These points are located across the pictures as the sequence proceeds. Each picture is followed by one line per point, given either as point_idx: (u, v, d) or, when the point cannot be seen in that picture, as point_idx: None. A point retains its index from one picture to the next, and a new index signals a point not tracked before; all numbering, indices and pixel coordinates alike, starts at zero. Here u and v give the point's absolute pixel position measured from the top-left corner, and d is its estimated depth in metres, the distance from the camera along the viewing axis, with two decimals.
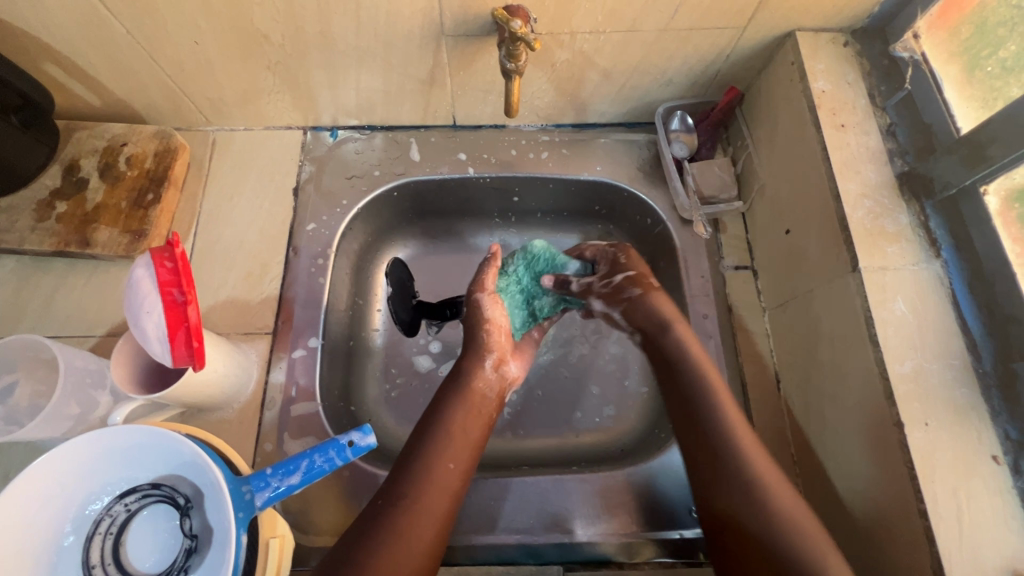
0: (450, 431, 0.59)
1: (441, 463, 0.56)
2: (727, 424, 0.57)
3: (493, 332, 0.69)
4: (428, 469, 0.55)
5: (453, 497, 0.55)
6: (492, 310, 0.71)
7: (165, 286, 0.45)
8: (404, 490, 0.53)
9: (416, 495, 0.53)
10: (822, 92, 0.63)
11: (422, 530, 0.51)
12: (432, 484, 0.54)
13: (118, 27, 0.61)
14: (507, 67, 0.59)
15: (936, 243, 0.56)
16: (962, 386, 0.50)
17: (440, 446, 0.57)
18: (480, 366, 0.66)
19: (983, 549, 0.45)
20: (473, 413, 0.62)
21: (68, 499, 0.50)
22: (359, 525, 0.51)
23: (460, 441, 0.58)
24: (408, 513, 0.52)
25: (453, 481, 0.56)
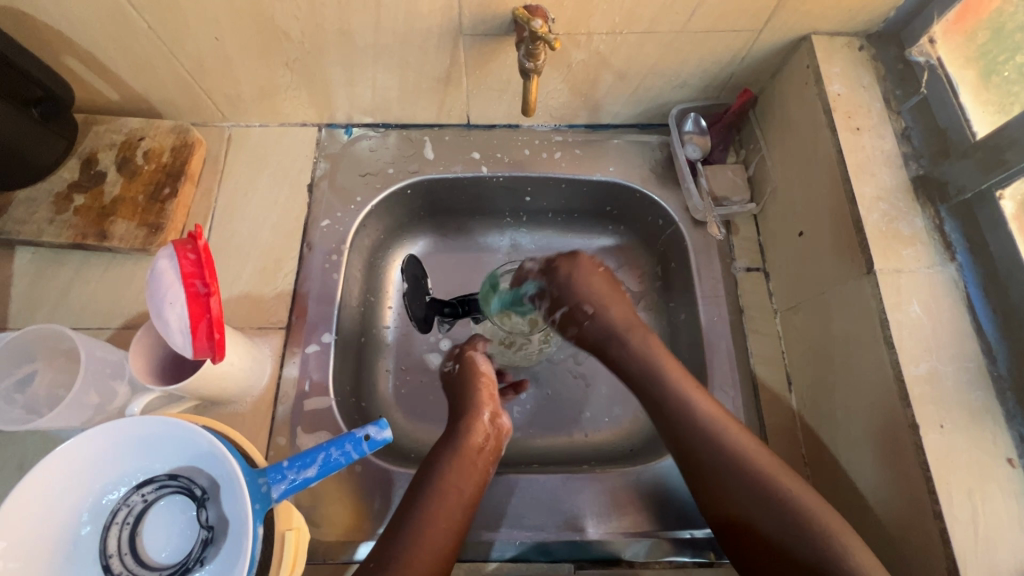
0: (448, 482, 0.60)
1: (438, 512, 0.58)
2: (723, 440, 0.59)
3: (484, 388, 0.70)
4: (429, 517, 0.57)
5: (452, 545, 0.57)
6: (473, 366, 0.72)
7: (188, 277, 0.45)
8: (409, 531, 0.56)
9: (419, 538, 0.56)
10: (838, 95, 0.64)
11: (425, 573, 0.54)
12: (433, 528, 0.57)
13: (140, 22, 0.61)
14: (527, 66, 0.59)
15: (950, 247, 0.56)
16: (976, 389, 0.51)
17: (440, 494, 0.59)
18: (478, 419, 0.66)
19: (997, 551, 0.45)
20: (471, 463, 0.62)
21: (86, 489, 0.51)
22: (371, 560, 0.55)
23: (457, 492, 0.60)
24: (415, 554, 0.55)
25: (452, 529, 0.58)
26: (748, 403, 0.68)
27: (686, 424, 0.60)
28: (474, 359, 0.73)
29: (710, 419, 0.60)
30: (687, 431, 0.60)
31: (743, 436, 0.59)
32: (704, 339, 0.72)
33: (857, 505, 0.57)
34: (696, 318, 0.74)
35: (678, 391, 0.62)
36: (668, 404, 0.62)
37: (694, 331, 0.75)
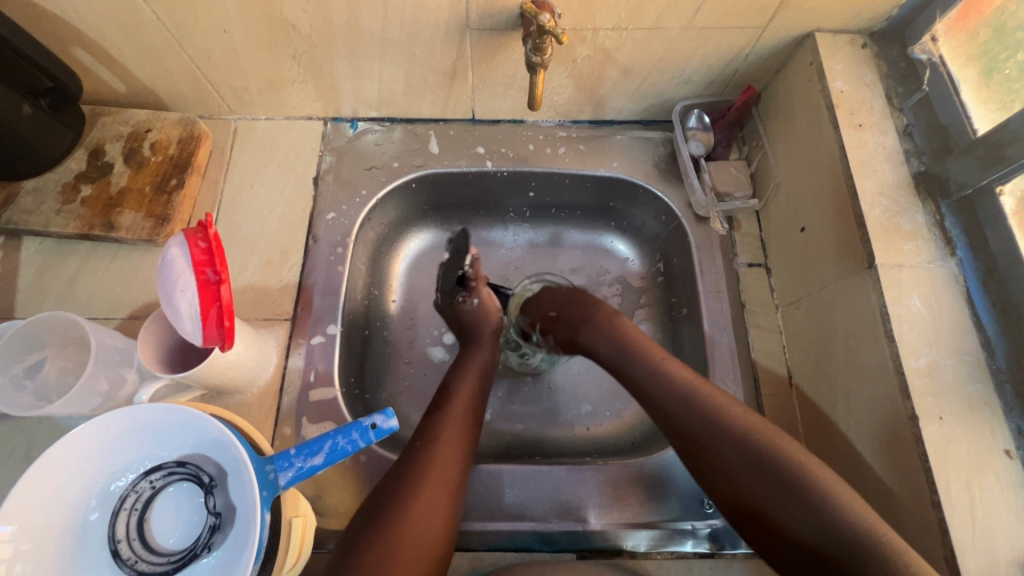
0: (459, 396, 0.65)
1: (455, 417, 0.62)
2: (731, 427, 0.54)
3: (492, 321, 0.77)
4: (444, 423, 0.61)
5: (469, 448, 0.60)
6: (485, 297, 0.78)
7: (199, 265, 0.46)
8: (426, 440, 0.59)
9: (438, 440, 0.59)
10: (840, 92, 0.65)
11: (448, 471, 0.56)
12: (450, 430, 0.60)
13: (149, 13, 0.62)
14: (533, 60, 0.60)
15: (951, 242, 0.57)
16: (975, 382, 0.51)
17: (453, 405, 0.64)
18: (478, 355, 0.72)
19: (994, 540, 0.46)
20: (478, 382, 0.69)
21: (95, 474, 0.51)
22: (390, 477, 0.56)
23: (468, 402, 0.65)
24: (435, 454, 0.57)
25: (468, 433, 0.61)
26: (749, 397, 0.69)
27: (683, 408, 0.57)
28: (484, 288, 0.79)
29: (710, 401, 0.56)
30: (689, 417, 0.56)
31: (760, 424, 0.54)
32: (706, 333, 0.72)
33: None
34: (698, 314, 0.74)
35: (666, 373, 0.59)
36: (663, 392, 0.58)
37: (696, 325, 0.75)
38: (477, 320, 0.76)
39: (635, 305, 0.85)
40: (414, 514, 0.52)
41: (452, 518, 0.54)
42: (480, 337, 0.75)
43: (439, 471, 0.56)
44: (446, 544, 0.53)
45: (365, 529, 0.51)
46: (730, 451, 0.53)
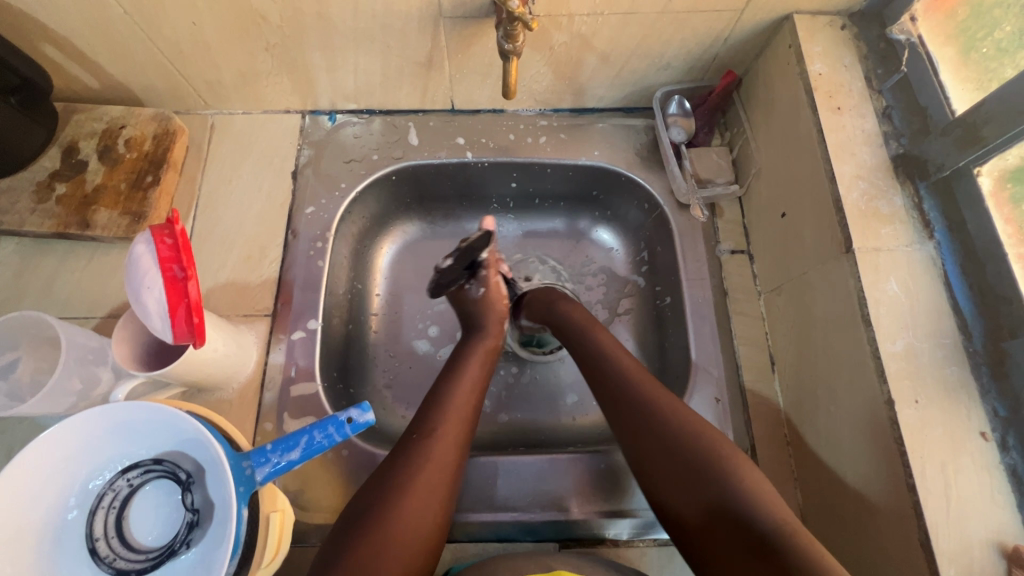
0: (459, 385, 0.62)
1: (456, 406, 0.60)
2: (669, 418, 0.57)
3: (499, 310, 0.72)
4: (443, 414, 0.58)
5: (468, 438, 0.58)
6: (494, 286, 0.73)
7: (165, 262, 0.45)
8: (426, 428, 0.57)
9: (438, 430, 0.56)
10: (819, 74, 0.64)
11: (444, 468, 0.55)
12: (450, 420, 0.58)
13: (115, 7, 0.61)
14: (505, 48, 0.59)
15: (929, 225, 0.56)
16: (952, 365, 0.51)
17: (455, 392, 0.61)
18: (480, 342, 0.69)
19: (969, 523, 0.46)
20: (482, 368, 0.66)
21: (73, 473, 0.51)
22: (386, 465, 0.54)
23: (469, 390, 0.62)
24: (433, 445, 0.55)
25: (467, 423, 0.59)
26: (731, 384, 0.69)
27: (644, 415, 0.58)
28: (494, 277, 0.74)
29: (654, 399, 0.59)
30: (650, 424, 0.57)
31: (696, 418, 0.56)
32: (688, 321, 0.72)
33: (836, 481, 0.58)
34: (681, 302, 0.74)
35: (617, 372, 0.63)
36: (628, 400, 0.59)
37: (679, 314, 0.75)
38: (484, 306, 0.72)
39: (620, 293, 0.84)
40: (409, 508, 0.51)
41: (445, 511, 0.53)
42: (486, 321, 0.71)
43: (436, 463, 0.54)
44: (438, 536, 0.52)
45: (357, 520, 0.50)
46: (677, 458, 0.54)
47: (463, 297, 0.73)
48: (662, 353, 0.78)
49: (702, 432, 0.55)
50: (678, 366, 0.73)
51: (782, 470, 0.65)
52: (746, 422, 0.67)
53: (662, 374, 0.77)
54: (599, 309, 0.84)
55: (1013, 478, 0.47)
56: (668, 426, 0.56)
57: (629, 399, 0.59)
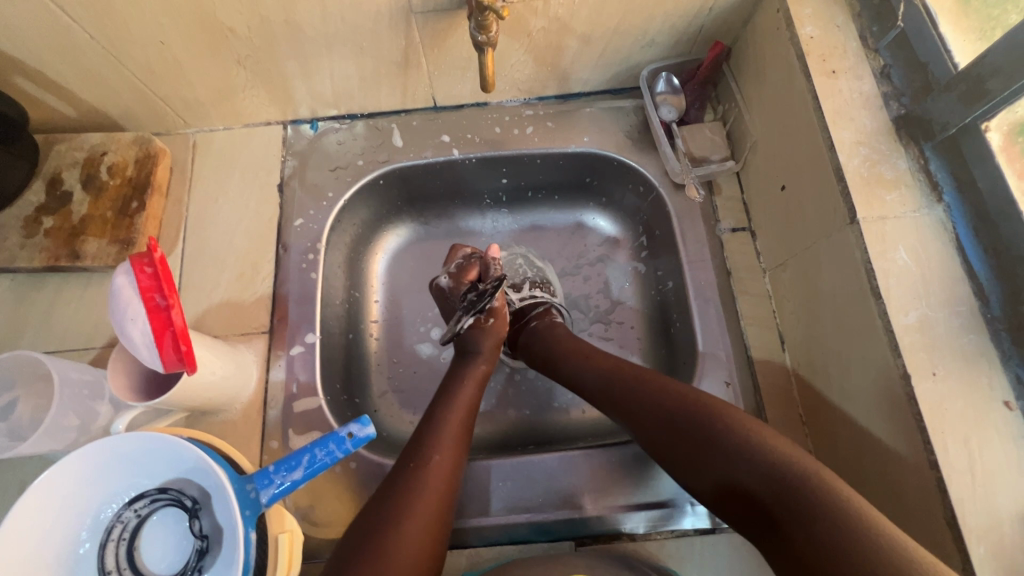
0: (452, 412, 0.61)
1: (449, 433, 0.58)
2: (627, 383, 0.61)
3: (497, 338, 0.71)
4: (439, 441, 0.57)
5: (462, 465, 0.57)
6: (501, 316, 0.72)
7: (146, 292, 0.45)
8: (421, 456, 0.56)
9: (432, 458, 0.55)
10: (810, 38, 0.61)
11: (438, 499, 0.53)
12: (443, 446, 0.57)
13: (80, 33, 0.59)
14: (478, 40, 0.57)
15: (937, 187, 0.53)
16: (969, 334, 0.49)
17: (449, 417, 0.60)
18: (477, 366, 0.67)
19: (998, 498, 0.44)
20: (474, 394, 0.65)
21: (80, 509, 0.51)
22: (381, 493, 0.53)
23: (462, 417, 0.61)
24: (428, 472, 0.54)
25: (461, 448, 0.58)
26: (741, 367, 0.67)
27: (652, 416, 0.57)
28: (503, 309, 0.72)
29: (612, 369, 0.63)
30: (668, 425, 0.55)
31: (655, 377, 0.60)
32: (692, 306, 0.70)
33: (855, 459, 0.56)
34: (684, 287, 0.72)
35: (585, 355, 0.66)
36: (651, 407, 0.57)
37: (683, 298, 0.73)
38: (485, 335, 0.70)
39: (622, 281, 0.82)
40: (403, 539, 0.49)
41: (440, 538, 0.52)
42: (481, 346, 0.69)
43: (432, 490, 0.53)
44: (432, 567, 0.50)
45: (353, 551, 0.48)
46: (678, 443, 0.54)
47: (470, 334, 0.70)
48: (670, 340, 0.76)
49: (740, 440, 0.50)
50: (686, 351, 0.71)
51: None
52: (760, 406, 0.65)
53: (669, 361, 0.75)
54: (600, 299, 0.82)
55: None
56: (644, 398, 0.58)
57: (625, 394, 0.60)
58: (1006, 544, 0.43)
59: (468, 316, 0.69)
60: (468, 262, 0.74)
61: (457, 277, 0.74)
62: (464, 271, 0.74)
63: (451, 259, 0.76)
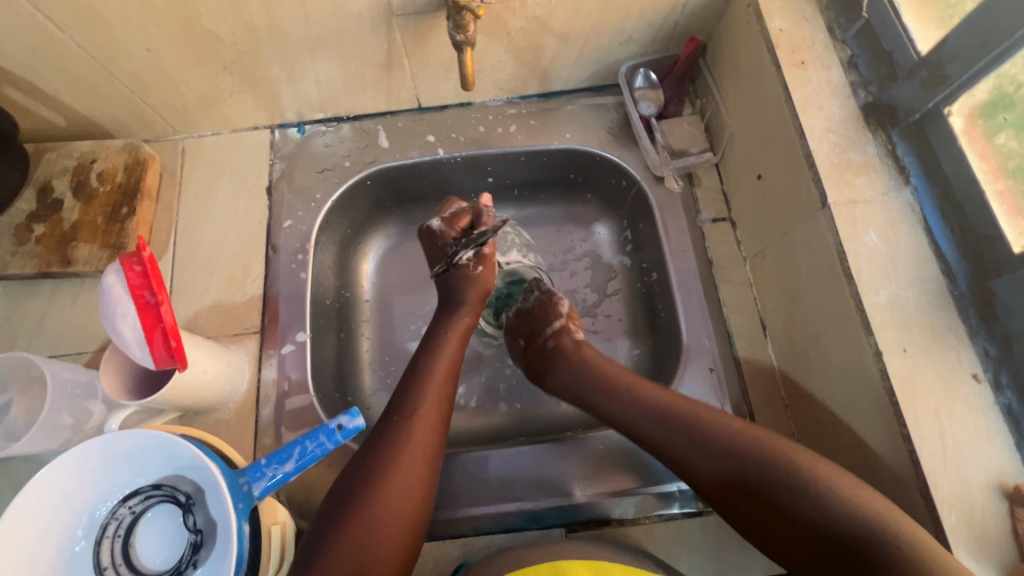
0: (434, 367, 0.61)
1: (432, 388, 0.59)
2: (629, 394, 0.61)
3: (483, 288, 0.70)
4: (422, 395, 0.58)
5: (447, 418, 0.58)
6: (489, 266, 0.71)
7: (135, 289, 0.46)
8: (405, 409, 0.57)
9: (418, 411, 0.56)
10: (780, 30, 0.63)
11: (423, 450, 0.54)
12: (429, 399, 0.58)
13: (68, 42, 0.61)
14: (457, 39, 0.58)
15: (904, 170, 0.55)
16: (938, 310, 0.50)
17: (431, 371, 0.61)
18: (460, 316, 0.68)
19: (967, 467, 0.45)
20: (458, 346, 0.65)
21: (76, 508, 0.51)
22: (366, 447, 0.54)
23: (444, 371, 0.62)
24: (415, 425, 0.55)
25: (445, 402, 0.59)
26: (724, 354, 0.68)
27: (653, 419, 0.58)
28: (492, 258, 0.72)
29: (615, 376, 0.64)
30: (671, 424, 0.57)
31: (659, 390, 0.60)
32: (676, 296, 0.71)
33: (835, 438, 0.57)
34: (667, 277, 0.73)
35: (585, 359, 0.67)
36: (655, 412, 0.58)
37: (667, 289, 0.74)
38: (469, 282, 0.69)
39: (608, 275, 0.84)
40: (393, 487, 0.51)
41: (431, 487, 0.54)
42: (465, 296, 0.69)
43: (417, 442, 0.54)
44: (422, 515, 0.52)
45: (341, 507, 0.50)
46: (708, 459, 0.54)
47: (457, 272, 0.69)
48: (655, 330, 0.77)
49: (746, 447, 0.52)
50: (671, 340, 0.73)
51: (782, 432, 0.65)
52: (743, 391, 0.67)
53: (656, 350, 0.76)
54: (587, 291, 0.83)
55: (1009, 417, 0.47)
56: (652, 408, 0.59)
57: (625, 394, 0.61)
58: (977, 512, 0.44)
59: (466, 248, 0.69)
60: (462, 212, 0.73)
61: (450, 224, 0.72)
62: (457, 218, 0.72)
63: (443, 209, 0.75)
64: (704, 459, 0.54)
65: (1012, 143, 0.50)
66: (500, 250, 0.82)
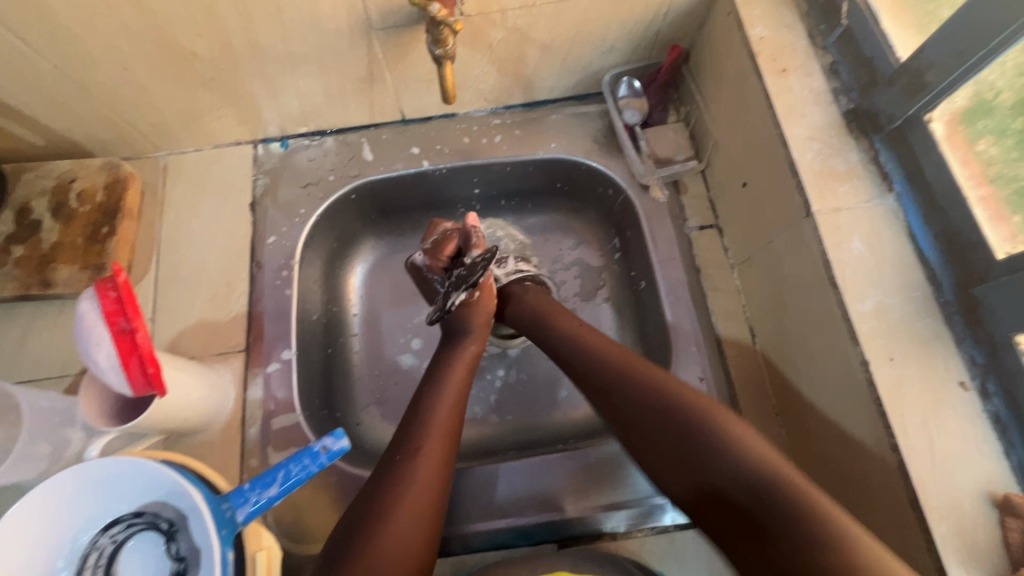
0: (443, 400, 0.60)
1: (439, 423, 0.57)
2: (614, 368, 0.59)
3: (486, 313, 0.70)
4: (428, 431, 0.56)
5: (454, 454, 0.57)
6: (487, 291, 0.71)
7: (109, 316, 0.45)
8: (409, 446, 0.55)
9: (423, 447, 0.55)
10: (760, 38, 0.62)
11: (431, 488, 0.53)
12: (435, 434, 0.56)
13: (42, 62, 0.60)
14: (436, 53, 0.58)
15: (887, 177, 0.55)
16: (924, 318, 0.50)
17: (438, 404, 0.59)
18: (466, 348, 0.67)
19: (956, 475, 0.45)
20: (466, 378, 0.64)
21: (56, 539, 0.50)
22: (369, 488, 0.53)
23: (452, 404, 0.60)
24: (419, 464, 0.54)
25: (452, 437, 0.58)
26: (714, 363, 0.68)
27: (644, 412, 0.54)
28: (490, 284, 0.72)
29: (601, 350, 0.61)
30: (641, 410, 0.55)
31: (651, 365, 0.58)
32: (664, 304, 0.71)
33: (825, 447, 0.57)
34: (655, 286, 0.73)
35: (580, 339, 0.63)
36: (624, 397, 0.56)
37: (656, 298, 0.74)
38: (473, 311, 0.69)
39: (597, 284, 0.83)
40: (399, 529, 0.49)
41: (434, 529, 0.52)
42: (470, 325, 0.69)
43: (423, 481, 0.53)
44: (427, 556, 0.51)
45: (344, 552, 0.48)
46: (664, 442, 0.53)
47: (455, 305, 0.69)
48: (646, 339, 0.77)
49: (694, 420, 0.52)
50: (661, 350, 0.72)
51: (773, 441, 0.64)
52: (733, 399, 0.66)
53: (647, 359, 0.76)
54: (577, 300, 0.83)
55: (997, 424, 0.46)
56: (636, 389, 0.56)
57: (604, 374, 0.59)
58: (967, 521, 0.44)
59: (459, 290, 0.70)
60: (447, 236, 0.74)
61: (434, 252, 0.74)
62: (442, 244, 0.73)
63: (428, 234, 0.76)
64: (677, 469, 0.51)
65: (993, 150, 0.50)
66: (496, 264, 0.76)
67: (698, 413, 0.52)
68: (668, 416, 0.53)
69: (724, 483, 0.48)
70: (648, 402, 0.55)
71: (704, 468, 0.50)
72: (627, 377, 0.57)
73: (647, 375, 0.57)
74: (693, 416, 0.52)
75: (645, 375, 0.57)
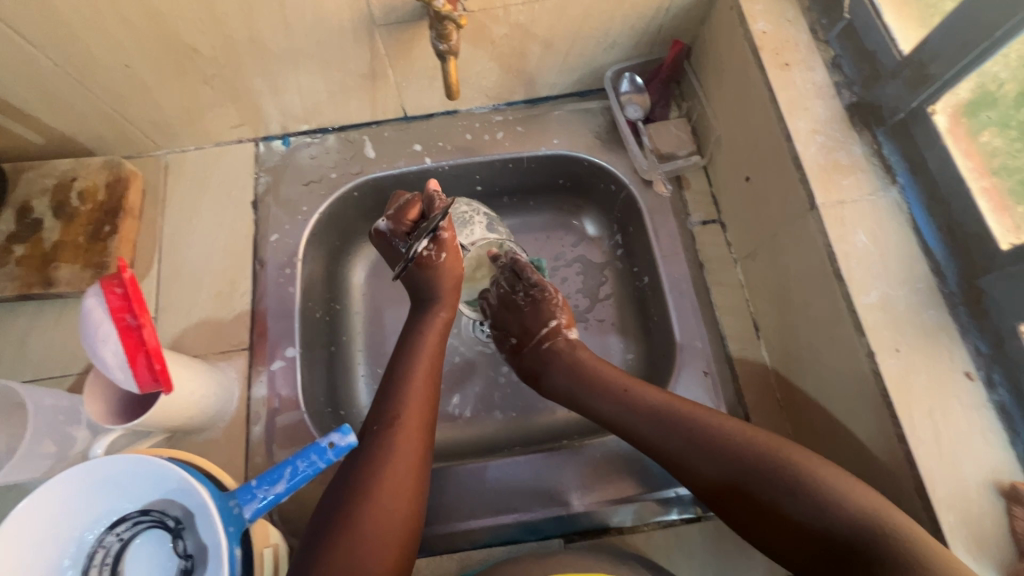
0: (417, 367, 0.61)
1: (415, 393, 0.58)
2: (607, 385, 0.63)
3: (453, 277, 0.69)
4: (403, 401, 0.57)
5: (430, 420, 0.58)
6: (452, 252, 0.69)
7: (116, 312, 0.45)
8: (386, 417, 0.56)
9: (399, 416, 0.56)
10: (763, 32, 0.63)
11: (410, 453, 0.54)
12: (412, 405, 0.57)
13: (44, 60, 0.59)
14: (440, 49, 0.58)
15: (891, 170, 0.55)
16: (929, 309, 0.50)
17: (413, 374, 0.60)
18: (434, 313, 0.67)
19: (962, 464, 0.45)
20: (438, 343, 0.65)
21: (62, 537, 0.50)
22: (352, 458, 0.54)
23: (426, 373, 0.61)
24: (397, 434, 0.55)
25: (428, 406, 0.59)
26: (718, 357, 0.68)
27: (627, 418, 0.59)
28: (451, 241, 0.68)
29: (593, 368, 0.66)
30: (644, 421, 0.58)
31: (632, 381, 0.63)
32: (668, 300, 0.71)
33: (831, 440, 0.57)
34: (658, 281, 0.73)
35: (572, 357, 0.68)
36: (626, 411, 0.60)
37: (659, 293, 0.74)
38: (438, 274, 0.68)
39: (600, 280, 0.83)
40: (380, 496, 0.51)
41: (418, 496, 0.53)
42: (439, 290, 0.68)
43: (401, 450, 0.54)
44: (413, 523, 0.52)
45: (328, 520, 0.50)
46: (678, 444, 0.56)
47: (419, 265, 0.67)
48: (649, 334, 0.77)
49: (693, 421, 0.56)
50: (665, 344, 0.72)
51: (779, 434, 0.64)
52: (738, 392, 0.66)
53: (650, 355, 0.76)
54: (579, 297, 0.83)
55: (1002, 413, 0.47)
56: (634, 405, 0.60)
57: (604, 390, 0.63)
58: (974, 511, 0.44)
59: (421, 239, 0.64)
60: (411, 202, 0.68)
61: (398, 218, 0.68)
62: (404, 209, 0.67)
63: (391, 204, 0.71)
64: (702, 461, 0.53)
65: (996, 142, 0.51)
66: (462, 232, 0.78)
67: (694, 419, 0.56)
68: (675, 427, 0.57)
69: (742, 477, 0.51)
70: (649, 417, 0.58)
71: (721, 474, 0.52)
72: (623, 396, 0.61)
73: (641, 393, 0.61)
74: (692, 421, 0.56)
75: (639, 393, 0.61)
